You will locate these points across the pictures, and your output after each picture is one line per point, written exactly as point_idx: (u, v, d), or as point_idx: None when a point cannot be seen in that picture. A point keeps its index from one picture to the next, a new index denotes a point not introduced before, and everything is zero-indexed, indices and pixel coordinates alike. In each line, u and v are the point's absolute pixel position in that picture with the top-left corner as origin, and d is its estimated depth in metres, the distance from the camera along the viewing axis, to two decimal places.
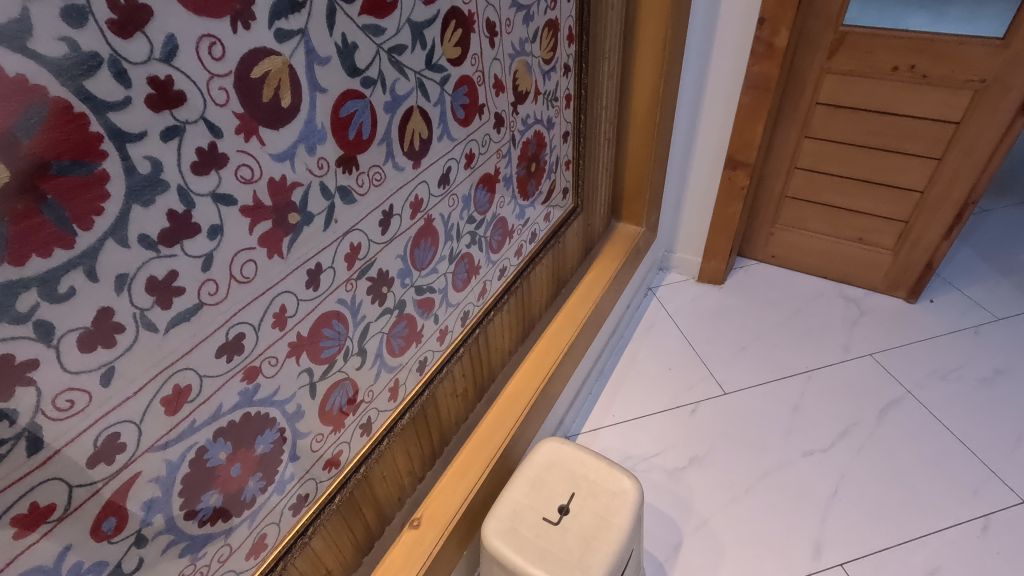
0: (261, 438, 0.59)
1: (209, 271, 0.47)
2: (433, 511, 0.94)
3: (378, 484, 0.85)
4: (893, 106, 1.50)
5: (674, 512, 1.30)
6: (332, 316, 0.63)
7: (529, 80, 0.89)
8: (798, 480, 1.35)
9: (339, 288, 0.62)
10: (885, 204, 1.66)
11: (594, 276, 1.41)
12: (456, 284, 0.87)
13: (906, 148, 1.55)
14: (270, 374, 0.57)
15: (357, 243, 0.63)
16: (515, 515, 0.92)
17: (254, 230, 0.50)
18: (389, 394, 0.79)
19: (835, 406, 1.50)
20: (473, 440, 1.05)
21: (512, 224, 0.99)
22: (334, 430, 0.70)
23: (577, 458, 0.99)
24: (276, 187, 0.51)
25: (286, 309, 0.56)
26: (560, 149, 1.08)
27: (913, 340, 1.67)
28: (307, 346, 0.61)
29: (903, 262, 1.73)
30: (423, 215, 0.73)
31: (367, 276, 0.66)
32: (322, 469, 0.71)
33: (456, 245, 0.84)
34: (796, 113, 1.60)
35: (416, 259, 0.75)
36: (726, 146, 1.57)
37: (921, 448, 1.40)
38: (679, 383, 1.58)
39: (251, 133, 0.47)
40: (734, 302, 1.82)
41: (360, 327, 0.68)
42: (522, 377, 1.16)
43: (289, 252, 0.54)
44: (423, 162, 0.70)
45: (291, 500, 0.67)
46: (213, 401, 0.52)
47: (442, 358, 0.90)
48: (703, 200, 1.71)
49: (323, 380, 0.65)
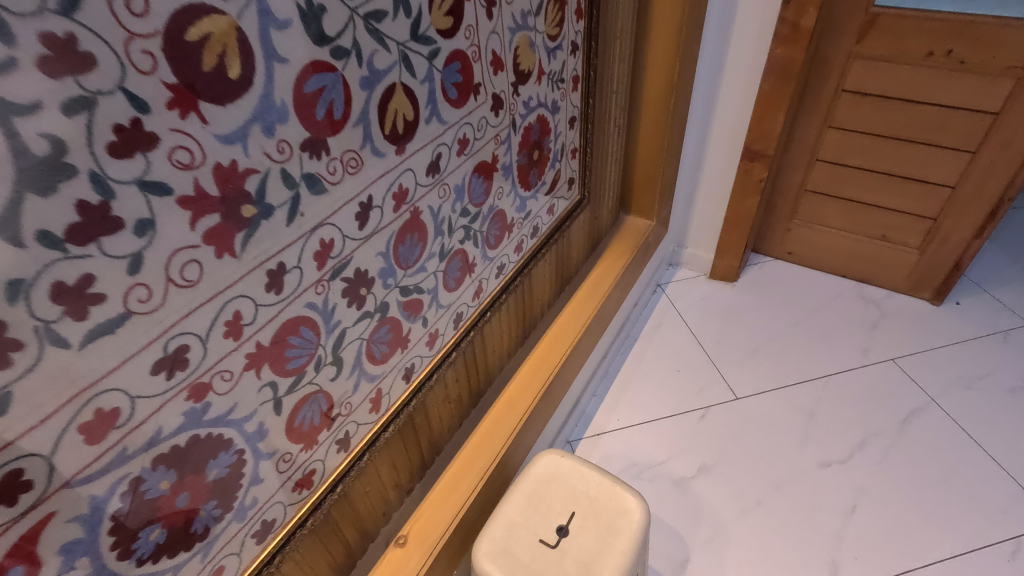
0: (215, 462, 0.51)
1: (139, 274, 0.40)
2: (421, 527, 0.87)
3: (359, 501, 0.77)
4: (926, 95, 1.39)
5: (680, 524, 1.22)
6: (299, 322, 0.55)
7: (531, 58, 0.80)
8: (813, 493, 1.27)
9: (308, 291, 0.55)
10: (913, 200, 1.56)
11: (600, 274, 1.33)
12: (447, 284, 0.79)
13: (937, 140, 1.44)
14: (224, 390, 0.50)
15: (329, 240, 0.55)
16: (509, 535, 0.85)
17: (197, 225, 0.43)
18: (371, 405, 0.72)
19: (853, 415, 1.41)
20: (467, 449, 0.97)
21: (512, 217, 0.91)
22: (305, 447, 0.63)
23: (578, 473, 0.91)
24: (224, 174, 0.43)
25: (242, 316, 0.49)
26: (566, 136, 0.99)
27: (937, 345, 1.58)
28: (269, 356, 0.53)
29: (930, 262, 1.63)
30: (409, 208, 0.65)
31: (342, 276, 0.59)
32: (291, 491, 0.63)
33: (448, 241, 0.75)
34: (820, 101, 1.49)
35: (400, 257, 0.67)
36: (743, 135, 1.48)
37: (945, 461, 1.32)
38: (687, 385, 1.50)
39: (189, 109, 0.39)
40: (747, 301, 1.73)
41: (334, 334, 0.60)
42: (520, 382, 1.08)
43: (243, 251, 0.47)
44: (408, 148, 0.62)
45: (254, 527, 0.60)
46: (150, 425, 0.44)
47: (432, 364, 0.82)
48: (718, 192, 1.62)
49: (290, 395, 0.57)
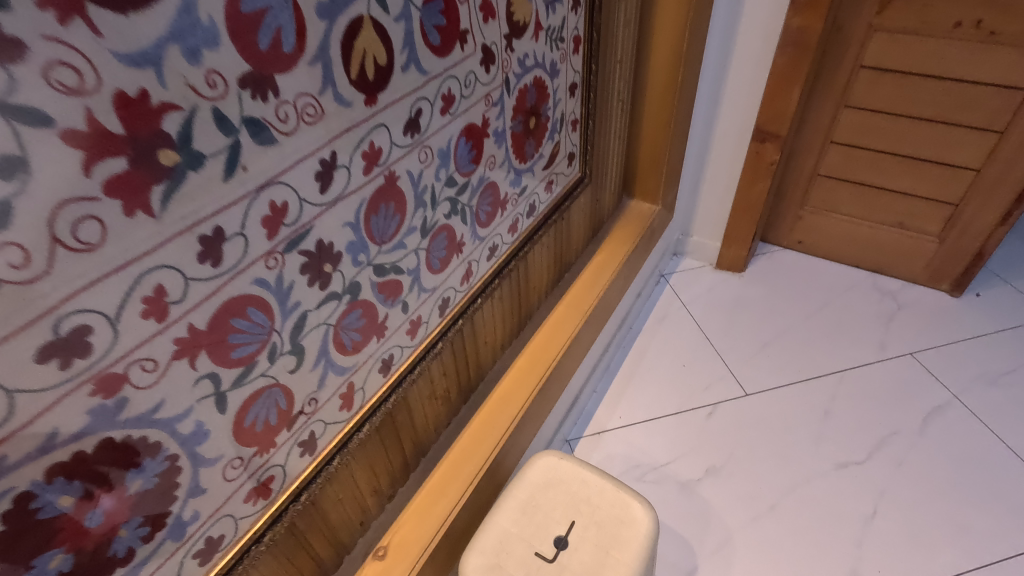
0: (138, 472, 0.42)
1: (9, 230, 0.30)
2: (403, 538, 0.78)
3: (330, 510, 0.68)
4: (951, 70, 1.29)
5: (686, 531, 1.14)
6: (245, 302, 0.46)
7: (527, 9, 0.71)
8: (830, 497, 1.18)
9: (256, 264, 0.46)
10: (933, 185, 1.47)
11: (601, 261, 1.23)
12: (431, 265, 0.70)
13: (962, 120, 1.35)
14: (145, 384, 0.40)
15: (282, 203, 0.46)
16: (502, 548, 0.75)
17: (96, 171, 0.33)
18: (341, 402, 0.63)
19: (871, 413, 1.33)
20: (455, 450, 0.88)
21: (505, 193, 0.81)
22: (259, 451, 0.53)
23: (578, 478, 0.82)
24: (132, 107, 0.34)
25: (167, 292, 0.40)
26: (565, 104, 0.89)
27: (958, 339, 1.49)
28: (207, 342, 0.44)
29: (950, 251, 1.54)
30: (383, 171, 0.56)
31: (300, 249, 0.49)
32: (243, 502, 0.54)
33: (431, 215, 0.66)
34: (836, 78, 1.40)
35: (374, 230, 0.57)
36: (755, 114, 1.39)
37: (970, 463, 1.23)
38: (693, 381, 1.41)
39: (73, 13, 0.30)
40: (756, 292, 1.64)
41: (292, 318, 0.51)
42: (515, 376, 0.99)
43: (164, 210, 0.38)
44: (380, 99, 0.52)
45: (197, 546, 0.51)
46: (40, 426, 0.35)
47: (414, 355, 0.73)
48: (726, 176, 1.52)
49: (237, 389, 0.48)
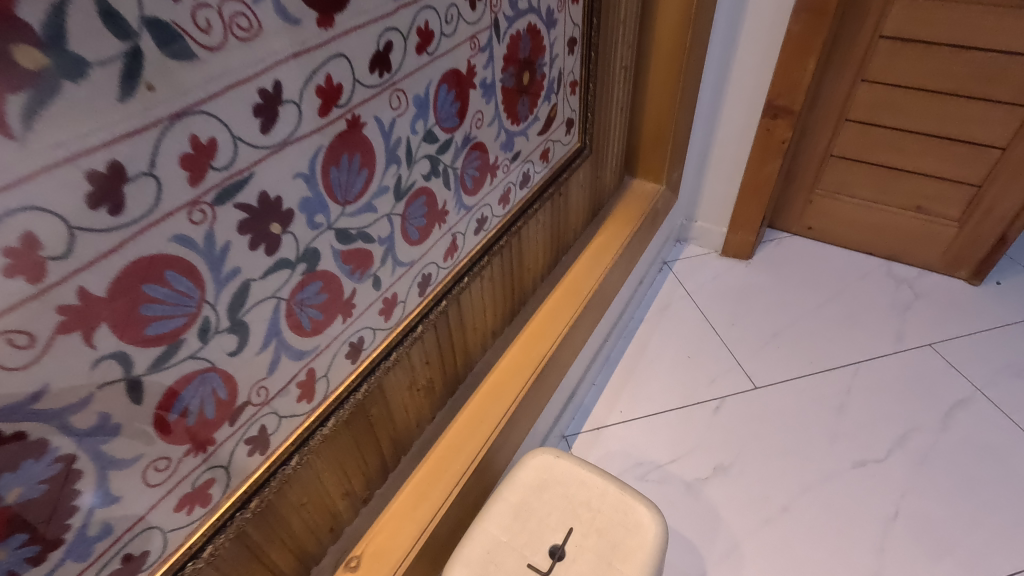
0: (13, 476, 0.33)
1: None
2: (379, 547, 0.69)
3: (291, 517, 0.59)
4: (979, 40, 1.20)
5: (693, 534, 1.05)
6: (163, 265, 0.37)
7: None
8: (847, 498, 1.10)
9: (176, 217, 0.36)
10: (955, 165, 1.38)
11: (602, 243, 1.14)
12: (408, 235, 0.60)
13: (989, 94, 1.26)
14: (17, 363, 0.31)
15: (208, 140, 0.37)
16: (489, 559, 0.67)
17: None
18: (300, 392, 0.53)
19: (889, 407, 1.24)
20: (439, 448, 0.79)
21: (495, 158, 0.72)
22: (193, 450, 0.44)
23: (578, 479, 0.73)
24: None
25: (43, 244, 0.30)
26: (563, 62, 0.80)
27: (979, 329, 1.40)
28: (110, 314, 0.35)
29: (970, 236, 1.46)
30: (345, 114, 0.46)
31: (237, 202, 0.40)
32: (174, 511, 0.45)
33: (407, 174, 0.56)
34: (853, 49, 1.31)
35: (335, 187, 0.48)
36: (766, 88, 1.29)
37: (996, 460, 1.15)
38: (699, 373, 1.32)
39: None
40: (764, 280, 1.55)
41: (231, 288, 0.42)
42: (507, 366, 0.90)
43: (29, 131, 0.28)
44: (337, 21, 0.43)
45: (111, 565, 0.42)
46: None
47: (390, 340, 0.64)
48: (734, 156, 1.43)
49: (158, 374, 0.39)
